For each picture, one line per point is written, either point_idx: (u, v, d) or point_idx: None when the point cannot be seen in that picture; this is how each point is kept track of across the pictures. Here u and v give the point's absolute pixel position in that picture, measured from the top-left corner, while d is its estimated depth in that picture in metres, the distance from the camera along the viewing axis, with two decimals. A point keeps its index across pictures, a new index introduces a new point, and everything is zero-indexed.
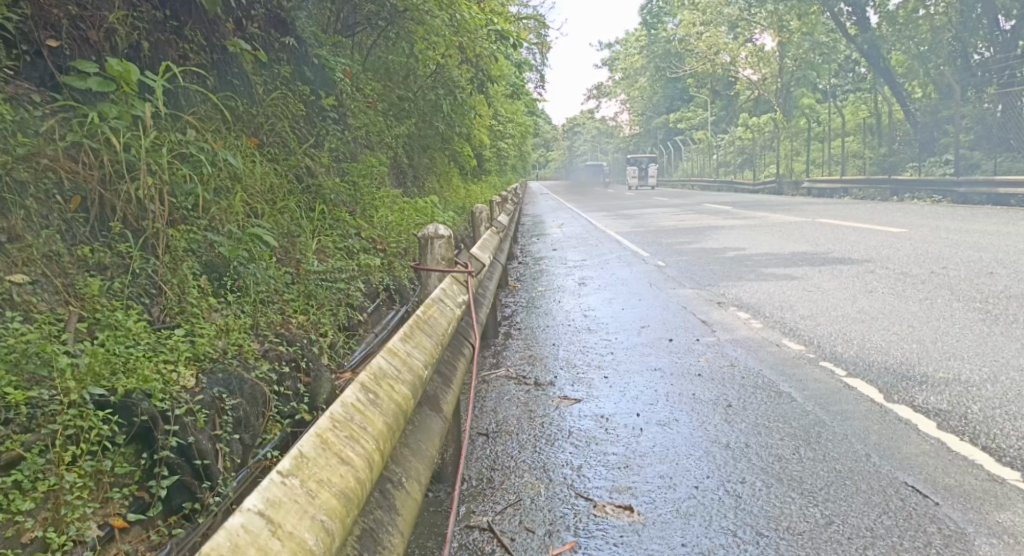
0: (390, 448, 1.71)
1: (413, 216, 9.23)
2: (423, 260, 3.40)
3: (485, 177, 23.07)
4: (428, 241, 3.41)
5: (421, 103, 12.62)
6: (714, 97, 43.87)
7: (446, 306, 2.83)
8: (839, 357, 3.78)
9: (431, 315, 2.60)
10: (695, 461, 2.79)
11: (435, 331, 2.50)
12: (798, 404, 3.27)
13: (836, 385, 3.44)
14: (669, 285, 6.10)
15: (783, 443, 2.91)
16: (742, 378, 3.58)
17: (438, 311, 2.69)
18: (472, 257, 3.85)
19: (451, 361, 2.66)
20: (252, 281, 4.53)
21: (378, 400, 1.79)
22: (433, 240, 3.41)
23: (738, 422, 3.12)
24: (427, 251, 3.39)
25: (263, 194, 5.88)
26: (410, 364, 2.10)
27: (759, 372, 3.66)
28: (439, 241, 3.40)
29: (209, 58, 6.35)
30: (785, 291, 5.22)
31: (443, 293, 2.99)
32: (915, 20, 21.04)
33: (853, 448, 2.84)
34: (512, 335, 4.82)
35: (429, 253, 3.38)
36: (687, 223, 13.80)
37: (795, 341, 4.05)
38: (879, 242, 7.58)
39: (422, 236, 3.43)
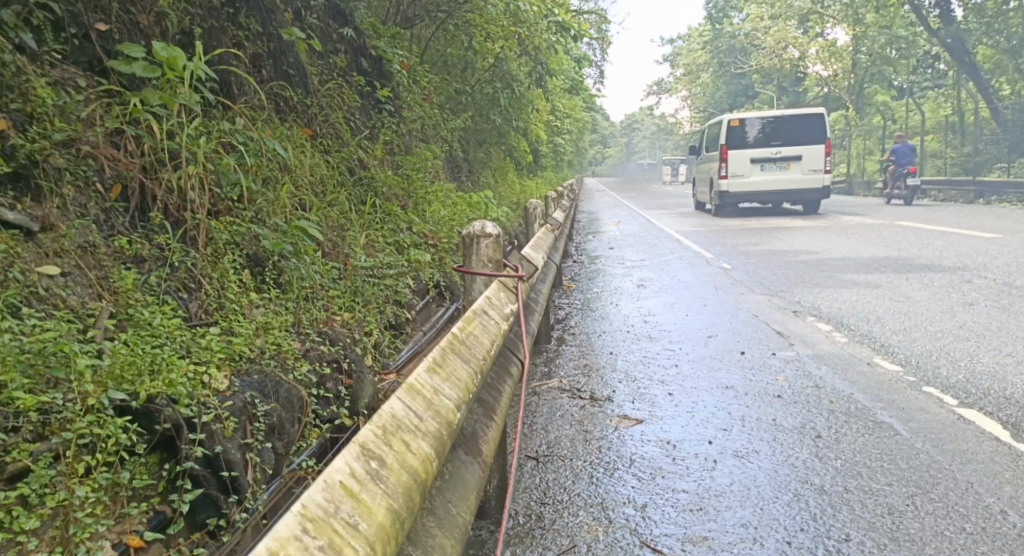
0: (393, 541, 1.39)
1: (466, 210, 9.02)
2: (469, 262, 3.14)
3: (542, 173, 22.80)
4: (473, 240, 3.14)
5: (479, 97, 12.41)
6: (780, 93, 42.36)
7: (488, 321, 2.52)
8: (943, 381, 3.33)
9: (468, 334, 2.29)
10: (783, 507, 2.43)
11: (471, 355, 2.19)
12: (903, 439, 2.86)
13: (948, 417, 3.00)
14: (737, 289, 5.68)
15: (890, 490, 2.51)
16: (830, 403, 3.19)
17: (477, 329, 2.38)
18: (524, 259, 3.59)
19: (492, 386, 2.36)
20: (297, 276, 4.36)
21: (384, 472, 1.48)
22: (480, 240, 3.14)
23: (832, 460, 2.73)
24: (472, 251, 3.13)
25: (312, 186, 5.73)
26: (434, 409, 1.80)
27: (850, 396, 3.26)
28: (486, 241, 3.13)
29: (264, 47, 6.23)
30: (871, 301, 4.75)
31: (488, 302, 2.69)
32: (1005, 13, 19.56)
33: (981, 502, 2.42)
34: (565, 340, 4.52)
35: (474, 253, 3.12)
36: (751, 224, 13.13)
37: (888, 360, 3.62)
38: (973, 249, 6.92)
39: (467, 234, 3.16)
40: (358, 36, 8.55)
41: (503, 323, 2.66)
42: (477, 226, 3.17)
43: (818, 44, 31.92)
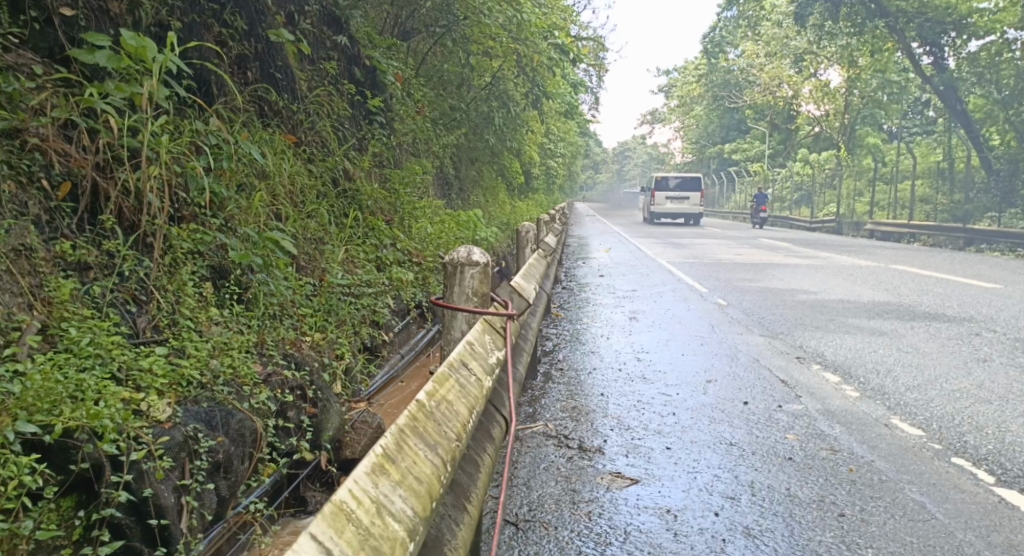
0: None
1: (453, 229, 8.74)
2: (452, 295, 2.84)
3: (532, 195, 22.60)
4: (458, 269, 2.83)
5: (473, 114, 12.20)
6: (773, 130, 42.67)
7: (464, 382, 2.10)
8: (970, 449, 3.02)
9: (437, 404, 1.86)
10: None
11: (436, 437, 1.75)
12: (939, 524, 2.49)
13: (987, 499, 2.65)
14: (735, 328, 5.41)
15: None
16: (851, 474, 2.85)
17: (449, 395, 1.96)
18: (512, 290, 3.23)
19: (465, 469, 1.91)
20: (264, 292, 4.03)
21: None
22: (465, 269, 2.83)
23: (862, 546, 2.35)
24: (455, 282, 2.83)
25: (291, 196, 5.41)
26: (381, 530, 1.33)
27: (869, 463, 2.93)
28: (473, 271, 2.82)
29: (252, 47, 5.94)
30: (879, 351, 4.46)
31: (469, 349, 2.33)
32: (997, 64, 19.41)
33: None
34: (552, 376, 4.21)
35: (458, 285, 2.82)
36: (744, 259, 12.91)
37: (907, 422, 3.30)
38: (976, 299, 6.68)
39: (450, 261, 2.84)
40: (353, 45, 8.31)
41: (485, 377, 2.29)
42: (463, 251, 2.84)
43: (812, 84, 32.07)
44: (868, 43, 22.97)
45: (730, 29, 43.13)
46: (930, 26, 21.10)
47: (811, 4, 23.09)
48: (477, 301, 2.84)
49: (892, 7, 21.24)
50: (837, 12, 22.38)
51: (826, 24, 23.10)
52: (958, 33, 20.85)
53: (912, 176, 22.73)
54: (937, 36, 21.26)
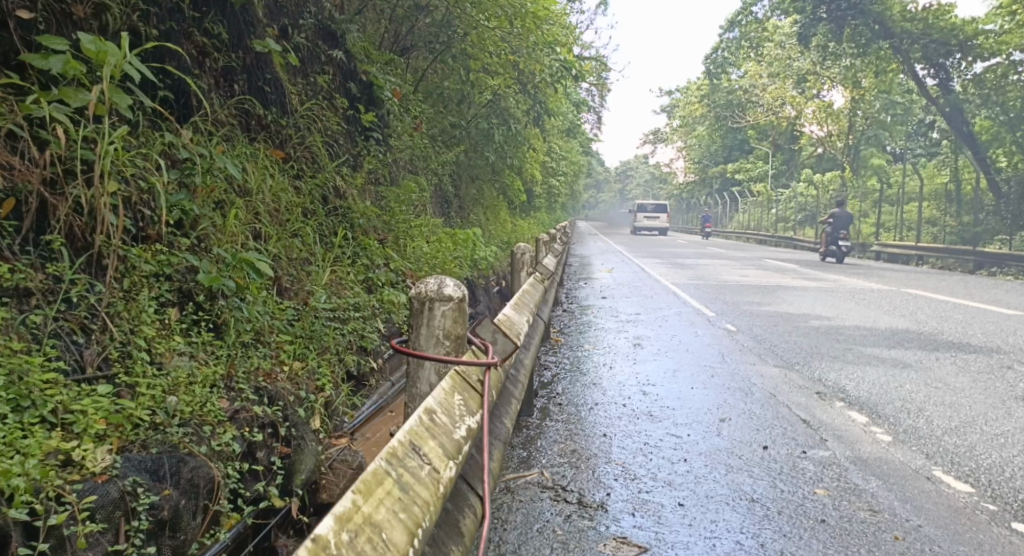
0: None
1: (451, 248, 8.44)
2: (420, 338, 2.52)
3: (535, 214, 22.38)
4: (427, 305, 2.51)
5: (473, 132, 11.96)
6: (776, 150, 42.62)
7: (406, 485, 1.61)
8: None
9: (350, 539, 1.34)
10: None
11: None
12: None
13: None
14: (747, 358, 5.06)
15: None
16: (897, 542, 2.44)
17: (375, 514, 1.44)
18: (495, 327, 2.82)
19: None
20: (237, 317, 3.73)
21: None
22: (435, 305, 2.50)
23: None
24: (423, 322, 2.51)
25: (275, 213, 5.12)
26: None
27: (917, 529, 2.52)
28: (444, 307, 2.50)
29: (238, 58, 5.66)
30: (907, 388, 4.09)
31: (426, 426, 1.88)
32: (1005, 86, 19.09)
33: None
34: (550, 413, 3.85)
35: (426, 325, 2.50)
36: (750, 281, 12.55)
37: (952, 475, 2.93)
38: (1000, 328, 6.30)
39: (418, 295, 2.52)
40: (349, 60, 8.06)
41: (444, 466, 1.81)
42: (432, 284, 2.53)
43: (815, 104, 31.80)
44: (872, 64, 22.73)
45: (732, 50, 43.00)
46: (935, 47, 20.81)
47: (815, 24, 23.01)
48: (449, 345, 2.50)
49: (897, 28, 21.03)
50: (841, 32, 22.15)
51: (830, 45, 22.85)
52: (963, 55, 20.55)
53: (919, 198, 22.35)
54: (942, 58, 20.96)
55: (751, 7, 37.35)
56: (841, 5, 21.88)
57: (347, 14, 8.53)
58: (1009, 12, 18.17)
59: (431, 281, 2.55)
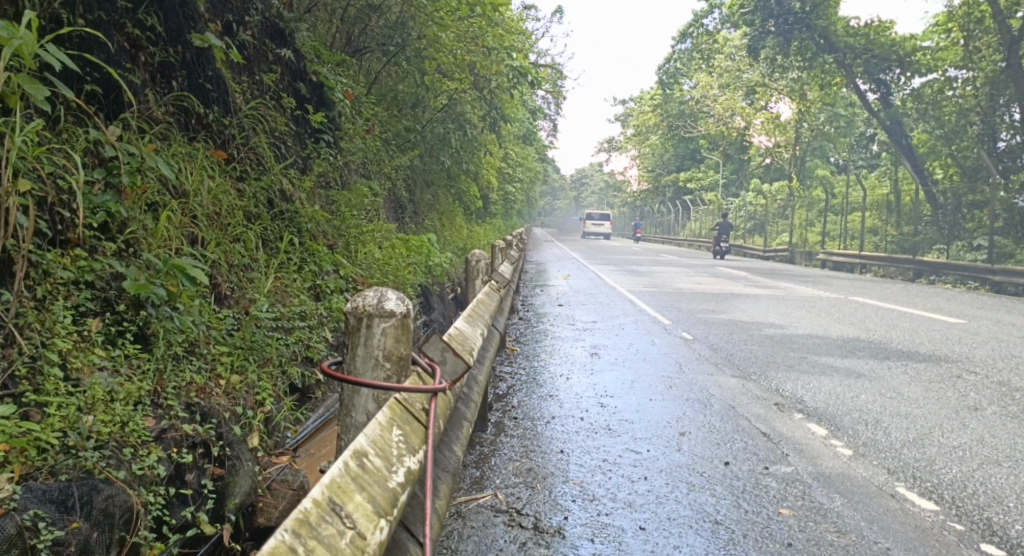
0: None
1: (403, 254, 8.22)
2: (356, 360, 2.22)
3: (490, 220, 22.22)
4: (364, 322, 2.21)
5: (428, 136, 11.76)
6: (726, 160, 43.41)
7: None
8: (996, 531, 2.56)
9: None
10: None
11: None
12: None
13: None
14: (705, 368, 4.99)
15: None
16: None
17: None
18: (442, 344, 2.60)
19: None
20: (167, 328, 3.48)
21: None
22: (374, 323, 2.21)
23: None
24: (361, 342, 2.22)
25: (214, 217, 4.85)
26: None
27: (885, 552, 2.42)
28: (384, 326, 2.21)
29: (177, 53, 5.37)
30: (864, 398, 4.06)
31: (351, 476, 1.62)
32: (940, 101, 19.53)
33: None
34: (505, 428, 3.69)
35: (364, 345, 2.21)
36: (702, 288, 12.62)
37: (916, 492, 2.86)
38: (947, 336, 6.38)
39: (354, 310, 2.21)
40: (298, 59, 7.79)
41: (371, 528, 1.54)
42: (371, 298, 2.22)
43: (763, 116, 32.48)
44: (817, 77, 23.32)
45: (683, 61, 43.71)
46: (876, 62, 21.56)
47: (764, 37, 23.04)
48: (389, 368, 2.21)
49: (840, 43, 21.66)
50: (788, 46, 22.63)
51: (778, 58, 23.32)
52: (902, 70, 21.25)
53: (863, 208, 22.93)
54: (882, 73, 21.65)
55: (702, 19, 38.05)
56: (787, 19, 22.13)
57: (295, 12, 8.27)
58: (945, 29, 18.79)
59: (370, 295, 2.23)
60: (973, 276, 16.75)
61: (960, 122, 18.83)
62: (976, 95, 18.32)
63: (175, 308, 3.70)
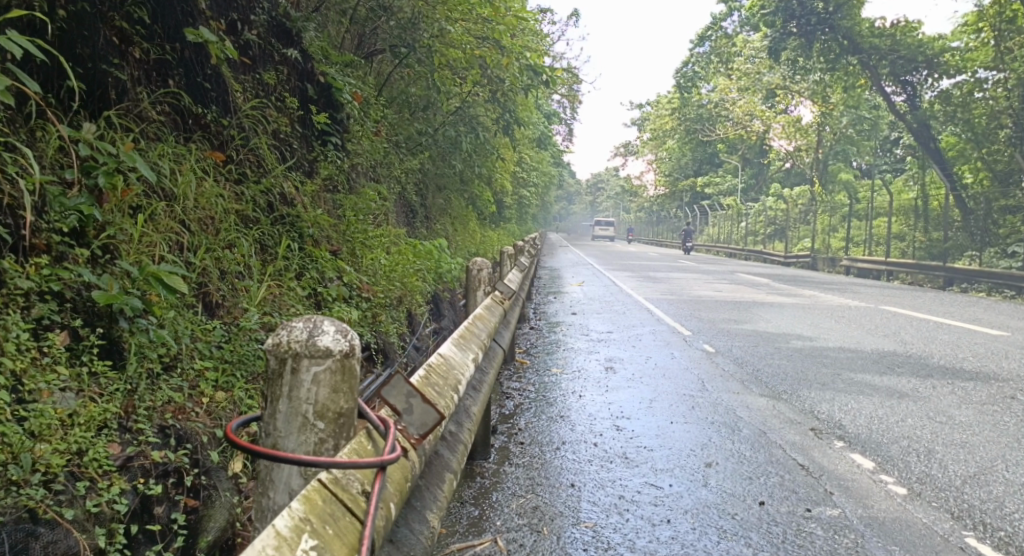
0: None
1: (412, 260, 7.91)
2: (277, 420, 1.70)
3: (505, 226, 21.90)
4: (290, 369, 1.69)
5: (441, 139, 11.47)
6: (745, 164, 42.84)
7: None
8: None
9: None
10: None
11: None
12: None
13: None
14: (732, 386, 4.62)
15: None
16: None
17: None
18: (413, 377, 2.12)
19: None
20: (142, 344, 3.17)
21: None
22: (302, 370, 1.69)
23: None
24: (283, 395, 1.70)
25: (204, 222, 4.57)
26: None
27: None
28: (317, 372, 1.69)
29: (174, 50, 5.12)
30: (910, 424, 3.67)
31: None
32: (970, 103, 18.94)
33: None
34: (509, 457, 3.37)
35: (288, 399, 1.70)
36: (722, 295, 12.18)
37: (987, 544, 2.47)
38: (991, 351, 5.94)
39: (275, 352, 1.69)
40: (305, 59, 7.51)
41: None
42: (296, 331, 1.68)
43: (783, 119, 31.90)
44: (839, 79, 22.81)
45: (702, 65, 43.18)
46: (902, 63, 21.00)
47: (784, 39, 22.49)
48: (323, 430, 1.69)
49: (865, 44, 21.12)
50: (810, 48, 22.11)
51: (799, 60, 22.78)
52: (929, 72, 20.71)
53: (888, 213, 22.31)
54: (908, 75, 21.10)
55: (721, 23, 37.64)
56: (810, 19, 21.61)
57: (303, 11, 7.98)
58: (974, 29, 18.26)
59: (295, 327, 1.69)
60: (1008, 284, 16.06)
61: (989, 125, 18.22)
62: (1007, 97, 17.76)
63: (153, 321, 3.40)
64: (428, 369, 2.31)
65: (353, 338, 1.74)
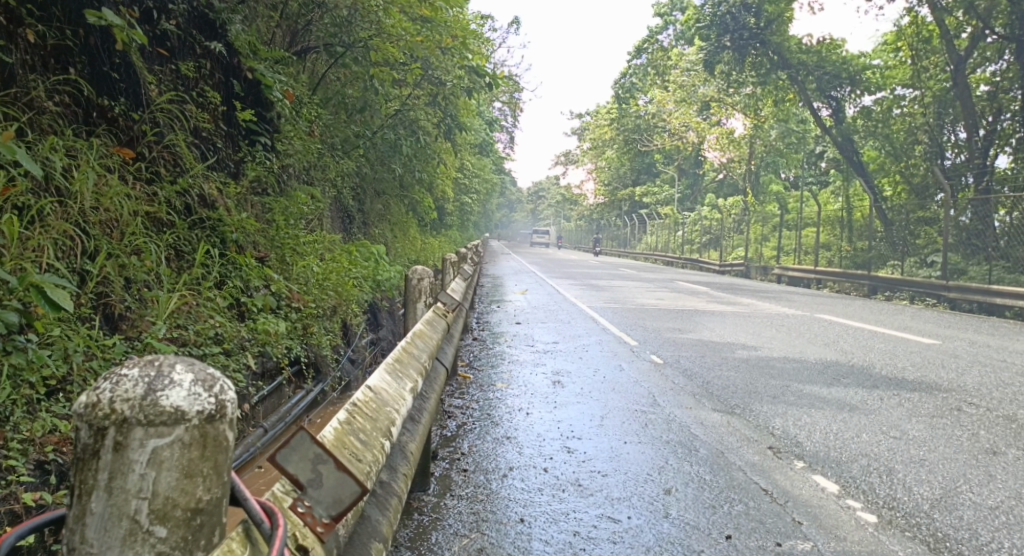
0: None
1: (348, 267, 7.53)
2: (91, 520, 1.25)
3: (443, 233, 21.54)
4: (115, 449, 1.24)
5: (378, 143, 11.06)
6: (680, 174, 43.77)
7: None
8: None
9: None
10: None
11: None
12: None
13: None
14: (683, 401, 4.45)
15: None
16: None
17: None
18: (332, 426, 1.79)
19: None
20: (18, 364, 2.79)
21: None
22: (136, 451, 1.24)
23: None
24: (104, 484, 1.24)
25: (105, 225, 4.13)
26: None
27: None
28: (158, 451, 1.24)
29: (76, 36, 4.66)
30: (866, 440, 3.57)
31: None
32: (891, 118, 19.69)
33: None
34: (452, 490, 3.07)
35: (110, 490, 1.24)
36: (663, 303, 12.17)
37: None
38: (928, 360, 5.94)
39: (94, 423, 1.23)
40: (230, 54, 7.04)
41: None
42: (122, 386, 1.24)
43: (716, 131, 32.54)
44: (770, 93, 23.38)
45: (639, 76, 43.84)
46: (828, 79, 21.68)
47: (719, 52, 22.78)
48: (162, 542, 1.26)
49: (794, 60, 21.68)
50: (743, 62, 22.53)
51: (732, 73, 23.24)
52: (852, 88, 21.43)
53: (816, 224, 22.91)
54: (834, 90, 21.82)
55: (656, 35, 38.37)
56: (742, 34, 22.01)
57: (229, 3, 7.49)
58: (895, 47, 19.02)
59: (121, 380, 1.24)
60: (930, 292, 16.59)
61: (910, 140, 18.95)
62: (924, 114, 18.50)
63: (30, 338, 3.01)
64: (354, 408, 1.97)
65: (214, 393, 1.30)
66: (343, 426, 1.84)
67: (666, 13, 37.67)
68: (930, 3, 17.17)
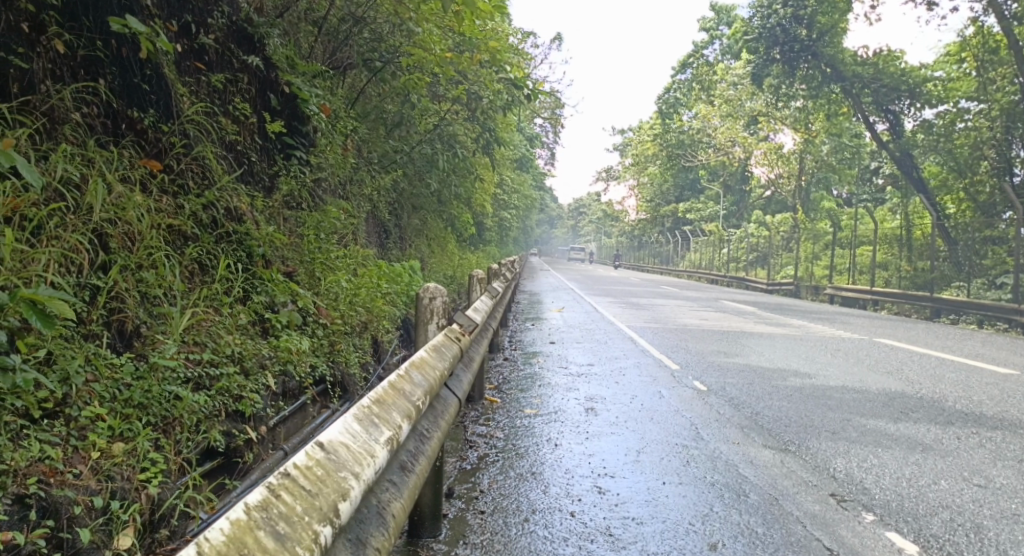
0: None
1: (381, 282, 7.33)
2: None
3: (483, 248, 21.35)
4: None
5: (417, 158, 10.92)
6: (726, 191, 43.00)
7: None
8: None
9: None
10: None
11: None
12: None
13: None
14: (733, 435, 4.07)
15: None
16: None
17: None
18: (227, 521, 1.32)
19: None
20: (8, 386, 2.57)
21: None
22: None
23: None
24: None
25: (122, 240, 3.91)
26: None
27: None
28: None
29: (107, 47, 4.55)
30: (945, 489, 3.19)
31: None
32: (953, 133, 18.85)
33: None
34: (463, 541, 2.76)
35: None
36: (708, 324, 11.69)
37: None
38: (1006, 393, 5.43)
39: None
40: (268, 69, 6.93)
41: None
42: None
43: (765, 146, 31.76)
44: (822, 107, 22.68)
45: (685, 91, 43.28)
46: (885, 92, 20.94)
47: (768, 65, 22.48)
48: None
49: (848, 72, 20.95)
50: (793, 75, 21.99)
51: (782, 87, 22.62)
52: (911, 101, 20.62)
53: (871, 242, 21.96)
54: (890, 104, 21.04)
55: (702, 50, 37.97)
56: (793, 46, 21.45)
57: (269, 16, 7.40)
58: (958, 59, 18.28)
59: None
60: (999, 316, 15.64)
61: (973, 154, 18.09)
62: (990, 128, 17.62)
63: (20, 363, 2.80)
64: (277, 485, 1.50)
65: None
66: (250, 517, 1.37)
67: (713, 28, 37.21)
68: (996, 13, 16.43)
